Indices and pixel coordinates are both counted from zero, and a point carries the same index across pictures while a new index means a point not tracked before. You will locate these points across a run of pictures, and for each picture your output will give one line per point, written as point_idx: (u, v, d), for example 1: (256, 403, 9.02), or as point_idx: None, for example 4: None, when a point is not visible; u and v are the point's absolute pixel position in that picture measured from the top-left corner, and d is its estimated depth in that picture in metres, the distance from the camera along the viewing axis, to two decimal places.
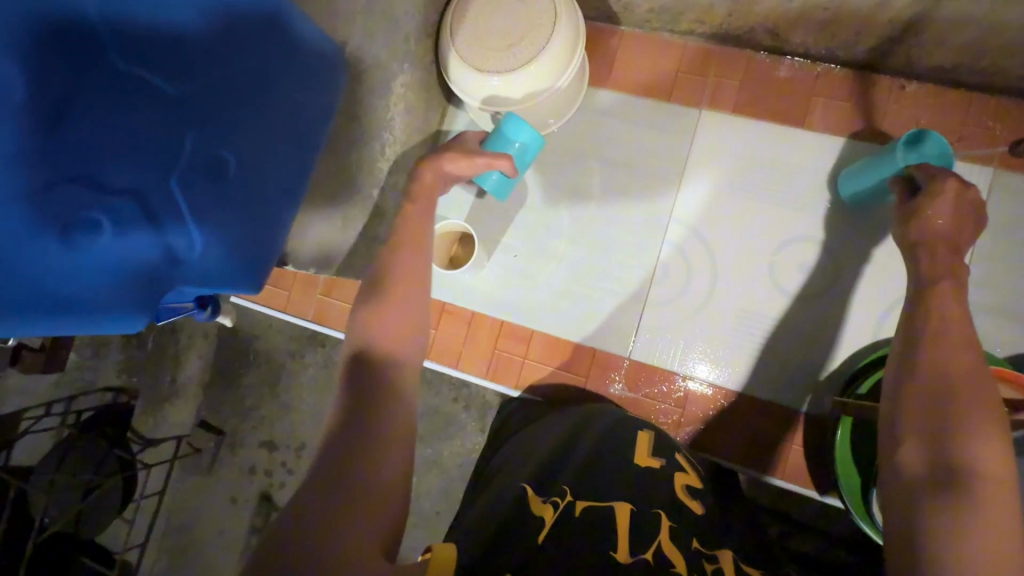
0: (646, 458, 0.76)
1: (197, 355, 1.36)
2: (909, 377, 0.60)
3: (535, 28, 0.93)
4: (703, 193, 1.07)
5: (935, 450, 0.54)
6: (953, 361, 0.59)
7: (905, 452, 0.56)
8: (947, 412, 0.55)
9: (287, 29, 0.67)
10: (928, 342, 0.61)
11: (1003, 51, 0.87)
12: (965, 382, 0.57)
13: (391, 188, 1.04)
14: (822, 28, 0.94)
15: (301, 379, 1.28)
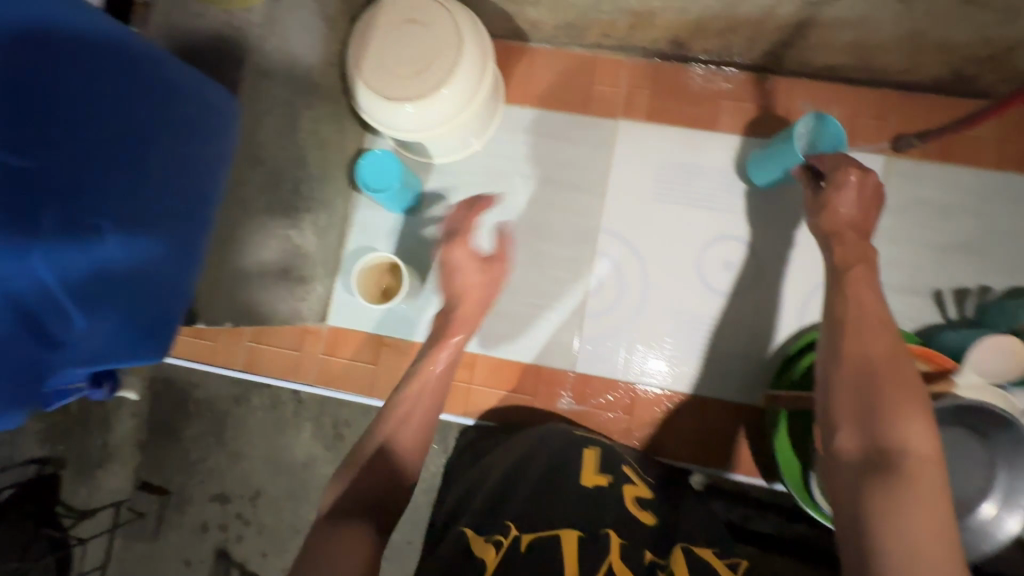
0: (593, 475, 0.74)
1: (129, 413, 1.21)
2: (835, 366, 0.65)
3: (441, 53, 0.92)
4: (627, 201, 1.08)
5: (865, 434, 0.59)
6: (870, 347, 0.64)
7: (842, 438, 0.61)
8: (870, 396, 0.60)
9: (152, 80, 0.63)
10: (848, 329, 0.67)
11: (880, 49, 0.93)
12: (883, 365, 0.62)
13: (312, 224, 1.00)
14: (719, 35, 0.98)
15: (246, 425, 1.17)
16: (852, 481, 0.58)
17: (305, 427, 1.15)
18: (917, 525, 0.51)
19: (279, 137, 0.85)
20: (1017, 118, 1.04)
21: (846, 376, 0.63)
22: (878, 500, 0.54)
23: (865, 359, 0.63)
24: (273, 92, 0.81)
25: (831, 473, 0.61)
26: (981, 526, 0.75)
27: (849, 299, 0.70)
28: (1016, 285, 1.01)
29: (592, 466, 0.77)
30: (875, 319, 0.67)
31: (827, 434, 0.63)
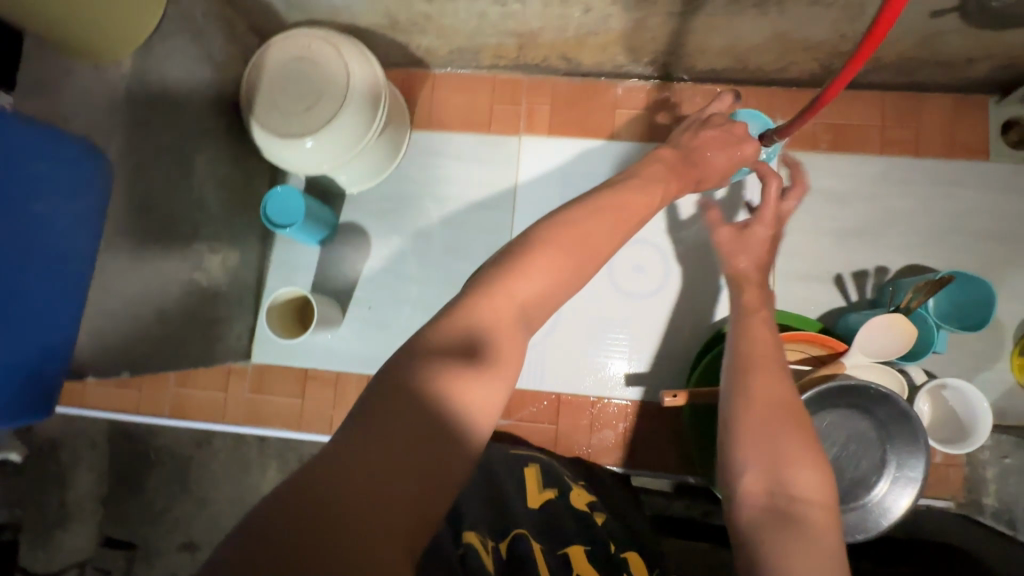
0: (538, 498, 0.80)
1: (87, 469, 1.17)
2: (740, 402, 0.64)
3: (330, 89, 0.94)
4: (535, 214, 1.11)
5: (769, 480, 0.59)
6: (770, 385, 0.65)
7: (747, 482, 0.60)
8: (776, 438, 0.61)
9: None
10: (753, 365, 0.67)
11: (752, 52, 0.98)
12: (782, 405, 0.63)
13: (220, 264, 1.00)
14: (603, 50, 1.02)
15: (212, 470, 1.13)
16: (754, 528, 0.57)
17: (270, 465, 1.11)
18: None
19: (167, 184, 0.85)
20: (899, 101, 1.07)
21: (754, 413, 0.63)
22: (789, 551, 0.53)
23: (768, 398, 0.64)
24: (154, 140, 0.81)
25: (730, 517, 0.60)
26: (876, 504, 0.79)
27: (751, 334, 0.72)
28: (910, 263, 1.04)
29: (535, 483, 0.84)
30: (773, 359, 0.68)
31: (730, 475, 0.62)
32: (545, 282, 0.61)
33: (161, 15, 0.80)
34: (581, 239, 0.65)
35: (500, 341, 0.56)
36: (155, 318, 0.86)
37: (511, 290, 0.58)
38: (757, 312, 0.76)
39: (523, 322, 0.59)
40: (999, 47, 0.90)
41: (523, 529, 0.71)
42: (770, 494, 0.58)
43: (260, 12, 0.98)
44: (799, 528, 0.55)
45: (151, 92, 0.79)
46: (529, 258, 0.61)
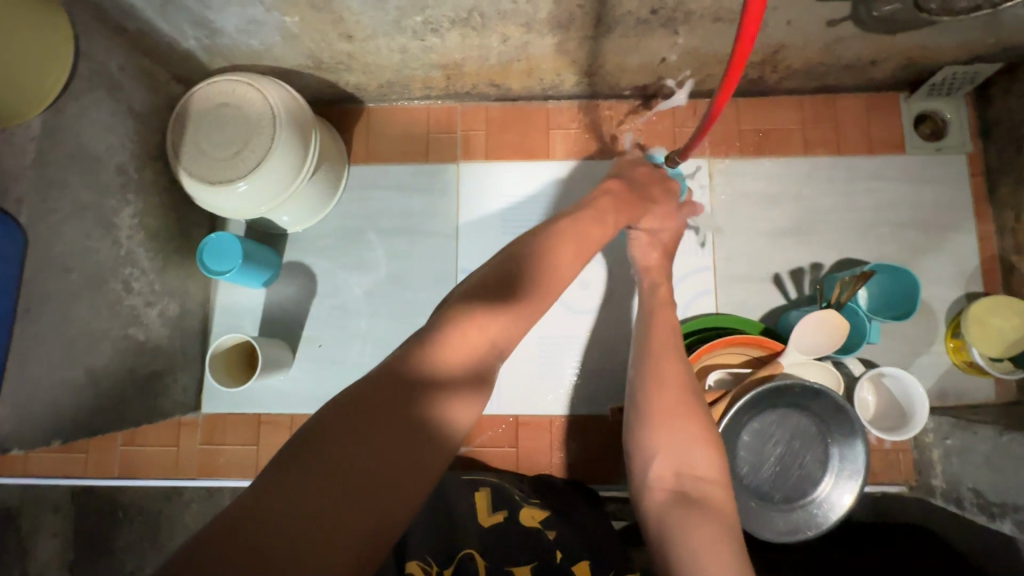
0: (490, 517, 0.83)
1: (47, 534, 1.11)
2: (647, 391, 0.70)
3: (257, 133, 0.93)
4: (479, 239, 1.12)
5: (672, 464, 0.65)
6: (671, 371, 0.72)
7: (657, 467, 0.65)
8: (677, 421, 0.67)
9: None
10: (657, 356, 0.74)
11: (670, 67, 1.01)
12: (681, 390, 0.70)
13: (159, 315, 0.98)
14: (528, 74, 1.04)
15: (180, 523, 1.09)
16: (662, 511, 0.62)
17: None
18: (711, 551, 0.56)
19: (88, 241, 0.83)
20: (816, 104, 1.12)
21: (658, 401, 0.69)
22: (691, 525, 0.59)
23: (672, 385, 0.70)
24: (71, 198, 0.80)
25: (639, 502, 0.65)
26: (823, 500, 0.82)
27: (656, 329, 0.79)
28: (842, 258, 1.08)
29: (485, 507, 0.86)
30: (675, 350, 0.75)
31: (636, 462, 0.67)
32: (500, 329, 0.64)
33: (69, 74, 0.78)
34: (537, 276, 0.69)
35: (472, 365, 0.61)
36: (85, 379, 0.84)
37: (460, 337, 0.61)
38: (663, 310, 0.83)
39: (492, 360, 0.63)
40: (895, 48, 0.95)
41: (471, 549, 0.77)
42: (676, 476, 0.64)
43: (181, 60, 0.98)
44: (698, 506, 0.61)
45: (63, 151, 0.78)
46: (488, 305, 0.64)
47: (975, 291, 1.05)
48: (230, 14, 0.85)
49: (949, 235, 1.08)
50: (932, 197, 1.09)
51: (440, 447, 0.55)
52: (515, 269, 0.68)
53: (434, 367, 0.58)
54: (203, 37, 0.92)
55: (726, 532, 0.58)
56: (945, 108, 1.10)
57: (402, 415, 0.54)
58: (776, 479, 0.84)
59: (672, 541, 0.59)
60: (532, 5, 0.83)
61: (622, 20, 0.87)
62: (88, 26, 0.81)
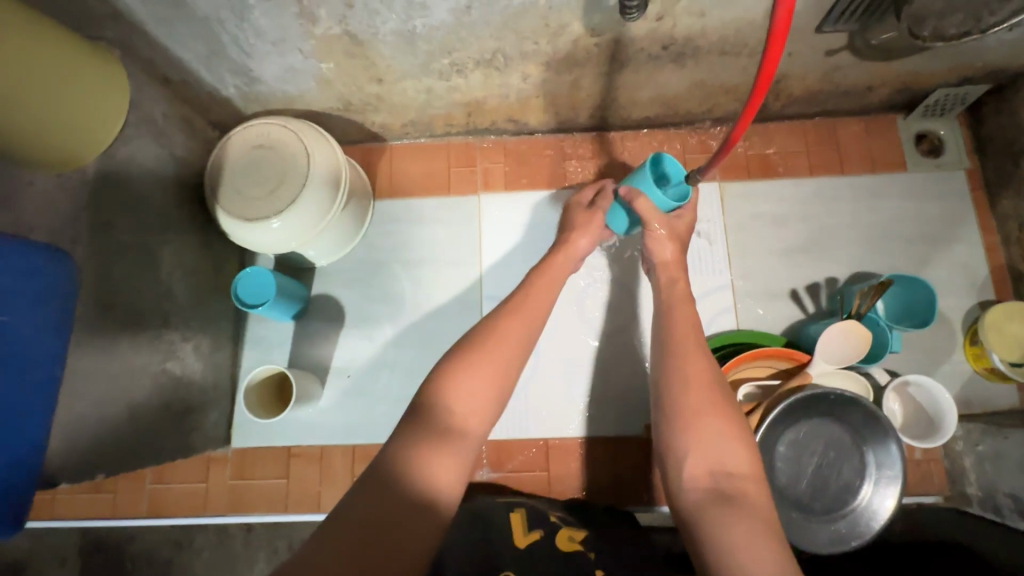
0: (524, 538, 0.84)
1: None
2: (674, 389, 0.71)
3: (292, 171, 0.98)
4: (501, 265, 1.16)
5: (705, 461, 0.64)
6: (697, 369, 0.72)
7: (689, 464, 0.65)
8: (707, 415, 0.67)
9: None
10: (680, 357, 0.74)
11: (679, 98, 1.07)
12: (710, 387, 0.70)
13: (194, 352, 1.01)
14: (543, 110, 1.10)
15: (191, 573, 1.11)
16: (699, 508, 0.61)
17: (261, 557, 1.10)
18: (755, 552, 0.55)
19: (132, 279, 0.86)
20: (817, 128, 1.18)
21: (687, 397, 0.69)
22: (727, 523, 0.58)
23: (697, 383, 0.70)
24: (118, 238, 0.83)
25: (678, 507, 0.64)
26: (864, 508, 0.81)
27: (678, 330, 0.79)
28: (855, 271, 1.12)
29: (523, 527, 0.87)
30: (701, 354, 0.75)
31: (670, 464, 0.67)
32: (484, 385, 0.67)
33: (120, 123, 0.83)
34: (516, 343, 0.73)
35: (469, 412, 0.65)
36: (127, 414, 0.85)
37: (450, 409, 0.65)
38: (681, 309, 0.83)
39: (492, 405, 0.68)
40: (887, 75, 1.02)
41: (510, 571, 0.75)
42: (710, 474, 0.63)
43: (219, 107, 1.03)
44: (735, 501, 0.60)
45: (112, 194, 0.82)
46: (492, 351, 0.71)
47: (987, 299, 1.08)
48: (270, 62, 0.91)
49: (956, 246, 1.11)
50: (936, 211, 1.13)
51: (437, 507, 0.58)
52: (490, 341, 0.71)
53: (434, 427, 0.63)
54: (242, 85, 0.98)
55: (766, 529, 0.57)
56: (941, 128, 1.16)
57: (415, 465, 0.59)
58: (815, 490, 0.83)
59: (711, 539, 0.58)
60: (551, 45, 0.89)
61: (635, 57, 0.93)
62: (137, 77, 0.86)
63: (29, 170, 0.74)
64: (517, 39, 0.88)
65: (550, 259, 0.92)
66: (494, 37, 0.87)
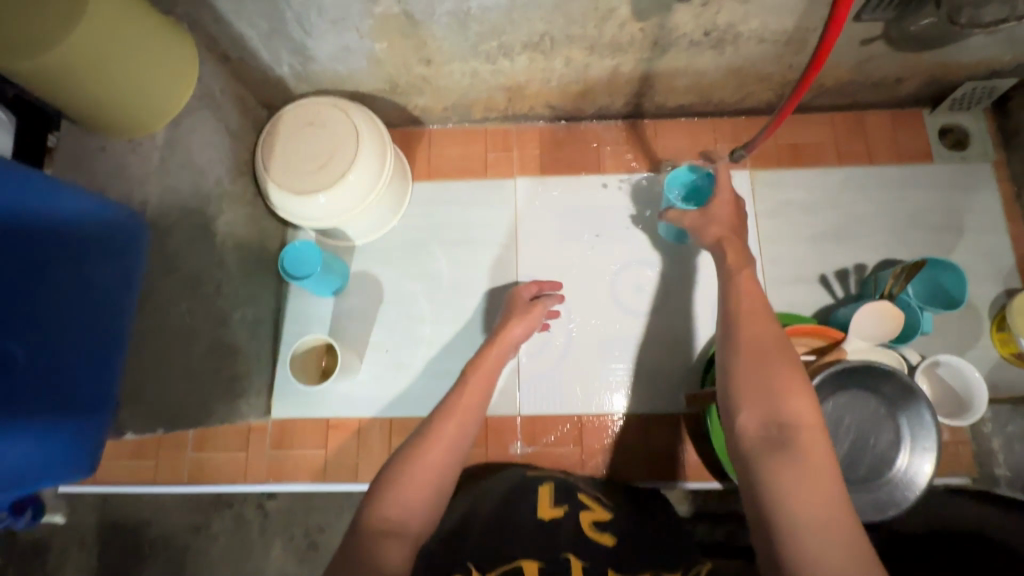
0: (549, 508, 0.86)
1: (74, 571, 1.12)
2: (732, 353, 0.72)
3: (342, 147, 1.02)
4: (537, 247, 1.19)
5: (761, 417, 0.65)
6: (756, 334, 0.72)
7: (743, 419, 0.67)
8: (764, 374, 0.68)
9: (70, 210, 0.67)
10: (739, 321, 0.75)
11: (713, 86, 1.10)
12: (769, 349, 0.70)
13: (241, 322, 1.04)
14: (580, 96, 1.13)
15: (209, 556, 1.11)
16: (756, 458, 0.63)
17: (276, 542, 1.11)
18: (807, 504, 0.59)
19: (192, 245, 0.90)
20: (846, 120, 1.21)
21: (743, 358, 0.70)
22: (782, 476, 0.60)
23: (755, 345, 0.71)
24: (181, 204, 0.87)
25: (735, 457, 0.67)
26: (902, 475, 0.84)
27: (740, 295, 0.79)
28: (884, 258, 1.15)
29: (547, 501, 0.88)
30: (762, 317, 0.75)
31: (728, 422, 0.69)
32: (426, 465, 0.74)
33: (187, 95, 0.87)
34: (448, 446, 0.77)
35: (414, 491, 0.72)
36: (183, 375, 0.88)
37: (386, 517, 0.69)
38: (744, 277, 0.81)
39: (436, 484, 0.74)
40: (918, 66, 1.05)
41: (517, 560, 0.72)
42: (767, 428, 0.65)
43: (271, 86, 1.07)
44: (791, 453, 0.62)
45: (178, 161, 0.86)
46: (431, 438, 0.78)
47: (1014, 287, 1.11)
48: (327, 41, 0.95)
49: (983, 235, 1.14)
50: (962, 201, 1.16)
51: None
52: (421, 448, 0.76)
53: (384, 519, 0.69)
54: (296, 64, 1.02)
55: (823, 481, 0.60)
56: (967, 121, 1.19)
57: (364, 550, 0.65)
58: (852, 457, 0.86)
59: (767, 488, 0.61)
60: (597, 29, 0.93)
61: (676, 42, 0.97)
62: (202, 51, 0.90)
63: (93, 133, 0.80)
64: (565, 23, 0.92)
65: (484, 355, 0.95)
66: (544, 20, 0.91)
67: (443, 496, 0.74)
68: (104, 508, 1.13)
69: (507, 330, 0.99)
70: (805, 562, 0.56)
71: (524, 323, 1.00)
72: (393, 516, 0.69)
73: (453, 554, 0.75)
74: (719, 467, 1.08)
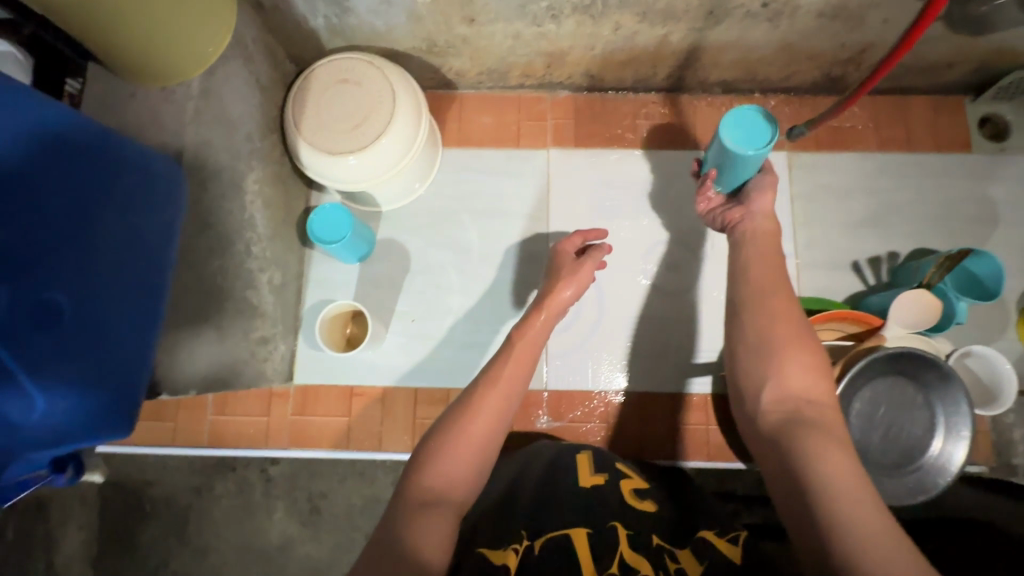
0: (591, 477, 0.84)
1: (80, 526, 1.09)
2: (755, 321, 0.74)
3: (377, 108, 0.98)
4: (567, 221, 1.17)
5: (777, 385, 0.68)
6: (780, 305, 0.74)
7: (765, 389, 0.69)
8: (786, 344, 0.70)
9: (109, 155, 0.64)
10: (762, 292, 0.77)
11: (759, 61, 1.07)
12: (789, 320, 0.73)
13: (268, 284, 1.01)
14: (623, 65, 1.09)
15: (213, 516, 1.09)
16: (777, 423, 0.65)
17: (278, 505, 1.09)
18: (826, 451, 0.60)
19: (223, 201, 0.86)
20: (888, 104, 1.19)
21: (770, 327, 0.72)
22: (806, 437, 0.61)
23: (779, 317, 0.73)
24: (214, 158, 0.83)
25: (755, 421, 0.69)
26: (935, 462, 0.85)
27: (766, 257, 0.82)
28: (917, 247, 1.14)
29: (586, 468, 0.87)
30: (786, 296, 0.76)
31: (748, 392, 0.70)
32: (470, 436, 0.72)
33: (224, 44, 0.83)
34: (491, 419, 0.74)
35: (456, 461, 0.69)
36: (215, 335, 0.86)
37: (429, 486, 0.67)
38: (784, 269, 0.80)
39: (479, 454, 0.71)
40: (972, 51, 1.03)
41: (565, 528, 0.72)
42: (789, 398, 0.67)
43: (303, 39, 1.02)
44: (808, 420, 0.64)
45: (212, 112, 0.82)
46: (471, 410, 0.74)
47: None
48: None
49: (1016, 228, 1.14)
50: (999, 193, 1.15)
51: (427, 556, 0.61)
52: (465, 419, 0.73)
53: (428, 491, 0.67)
54: (332, 16, 0.97)
55: (843, 446, 0.60)
56: (1009, 112, 1.17)
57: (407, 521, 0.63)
58: (886, 444, 0.86)
59: (789, 444, 0.62)
60: None
61: (732, 13, 0.93)
62: None
63: (126, 79, 0.76)
64: None
65: (523, 330, 0.87)
66: None
67: (486, 470, 0.72)
68: (109, 465, 1.11)
69: (556, 294, 0.92)
70: (830, 518, 0.55)
71: (575, 283, 0.94)
72: (434, 487, 0.67)
73: (500, 524, 0.74)
74: (742, 449, 1.08)
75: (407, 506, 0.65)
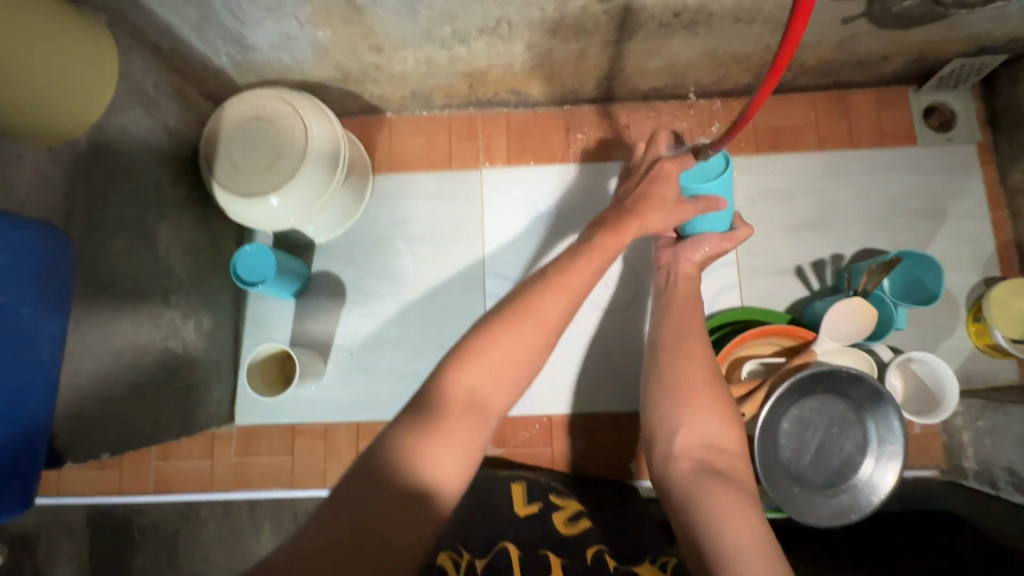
0: (526, 507, 0.85)
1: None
2: (671, 366, 0.73)
3: (289, 144, 0.95)
4: (501, 241, 1.14)
5: (694, 436, 0.66)
6: (698, 351, 0.74)
7: (681, 438, 0.67)
8: (700, 395, 0.69)
9: None
10: (679, 338, 0.76)
11: (685, 67, 1.03)
12: (707, 370, 0.72)
13: (195, 330, 1.00)
14: (549, 80, 1.06)
15: (201, 538, 1.09)
16: (688, 476, 0.63)
17: (265, 526, 1.08)
18: (735, 516, 0.57)
19: (131, 255, 0.84)
20: (827, 100, 1.15)
21: (685, 374, 0.72)
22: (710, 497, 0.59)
23: (693, 364, 0.72)
24: (114, 214, 0.81)
25: (661, 473, 0.66)
26: (865, 483, 0.85)
27: (682, 305, 0.82)
28: (861, 248, 1.11)
29: (521, 499, 0.88)
30: (700, 337, 0.76)
31: (661, 440, 0.68)
32: (524, 336, 0.62)
33: (112, 93, 0.80)
34: (547, 322, 0.64)
35: (502, 357, 0.61)
36: (130, 391, 0.84)
37: (470, 384, 0.59)
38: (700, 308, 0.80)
39: (531, 355, 0.63)
40: (906, 43, 0.99)
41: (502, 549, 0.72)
42: (701, 446, 0.66)
43: (212, 77, 1.00)
44: (722, 475, 0.62)
45: (108, 167, 0.80)
46: (519, 310, 0.64)
47: (993, 276, 1.08)
48: (264, 30, 0.88)
49: (965, 221, 1.10)
50: (946, 186, 1.12)
51: (451, 463, 0.54)
52: (516, 314, 0.64)
53: (467, 385, 0.59)
54: (235, 54, 0.94)
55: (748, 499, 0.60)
56: (954, 101, 1.13)
57: (438, 422, 0.56)
58: (817, 465, 0.86)
59: (696, 507, 0.59)
60: (558, 12, 0.86)
61: (645, 24, 0.90)
62: (126, 44, 0.83)
63: None
64: (523, 5, 0.84)
65: (568, 264, 0.73)
66: (499, 3, 0.83)
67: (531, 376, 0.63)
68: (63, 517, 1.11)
69: (644, 211, 0.81)
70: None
71: (675, 188, 0.83)
72: (477, 383, 0.59)
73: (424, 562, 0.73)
74: None
75: (442, 403, 0.57)
